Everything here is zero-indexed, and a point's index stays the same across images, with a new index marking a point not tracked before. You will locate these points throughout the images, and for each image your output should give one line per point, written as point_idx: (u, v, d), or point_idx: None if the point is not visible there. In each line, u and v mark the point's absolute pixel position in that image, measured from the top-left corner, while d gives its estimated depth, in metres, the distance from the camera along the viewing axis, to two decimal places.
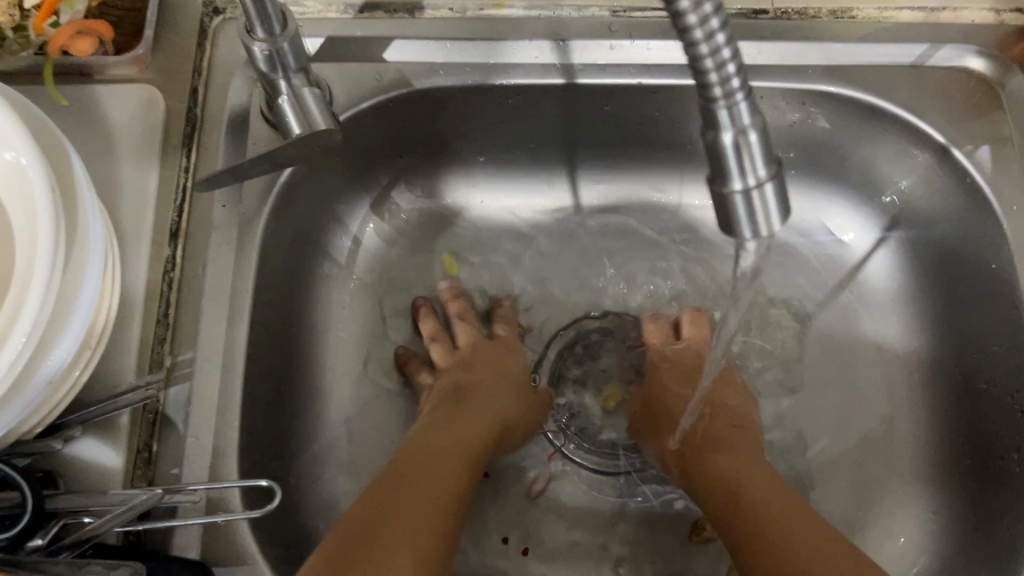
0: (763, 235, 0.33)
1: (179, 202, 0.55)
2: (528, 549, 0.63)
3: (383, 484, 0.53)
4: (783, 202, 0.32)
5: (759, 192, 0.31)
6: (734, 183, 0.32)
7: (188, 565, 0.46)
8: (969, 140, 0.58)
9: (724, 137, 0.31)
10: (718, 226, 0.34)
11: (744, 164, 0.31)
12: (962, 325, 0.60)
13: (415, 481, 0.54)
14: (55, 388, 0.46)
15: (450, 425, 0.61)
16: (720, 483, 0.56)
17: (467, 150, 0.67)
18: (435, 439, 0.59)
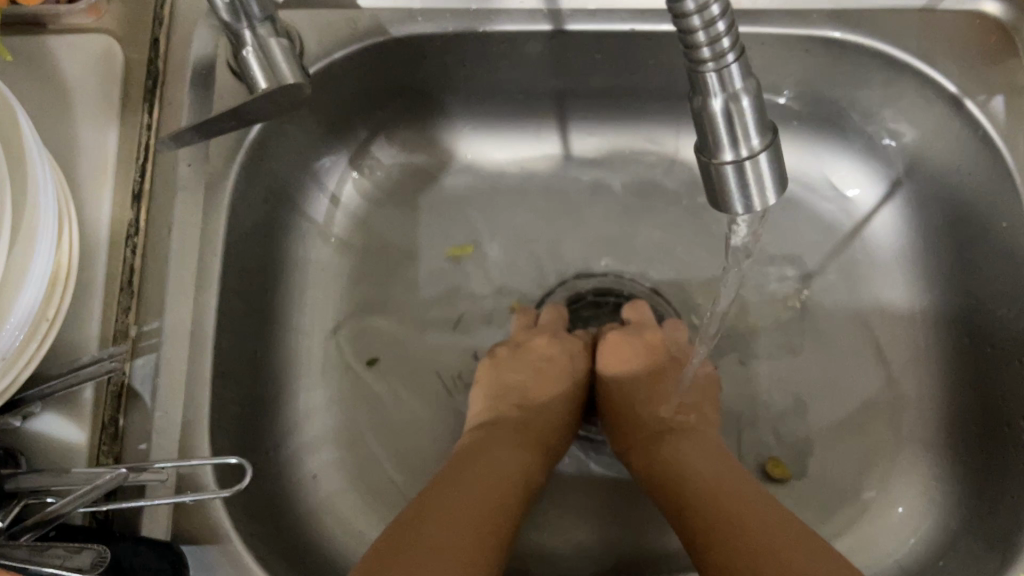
0: (756, 209, 0.30)
1: (141, 161, 0.52)
2: None
3: (423, 499, 0.48)
4: (781, 175, 0.29)
5: (751, 164, 0.29)
6: (724, 155, 0.29)
7: (155, 549, 0.44)
8: (981, 90, 0.54)
9: (713, 103, 0.28)
10: (708, 196, 0.31)
11: (735, 134, 0.28)
12: (970, 285, 0.57)
13: (466, 488, 0.49)
14: (13, 361, 0.44)
15: (510, 435, 0.57)
16: (677, 483, 0.52)
17: (451, 101, 0.64)
18: (486, 447, 0.55)
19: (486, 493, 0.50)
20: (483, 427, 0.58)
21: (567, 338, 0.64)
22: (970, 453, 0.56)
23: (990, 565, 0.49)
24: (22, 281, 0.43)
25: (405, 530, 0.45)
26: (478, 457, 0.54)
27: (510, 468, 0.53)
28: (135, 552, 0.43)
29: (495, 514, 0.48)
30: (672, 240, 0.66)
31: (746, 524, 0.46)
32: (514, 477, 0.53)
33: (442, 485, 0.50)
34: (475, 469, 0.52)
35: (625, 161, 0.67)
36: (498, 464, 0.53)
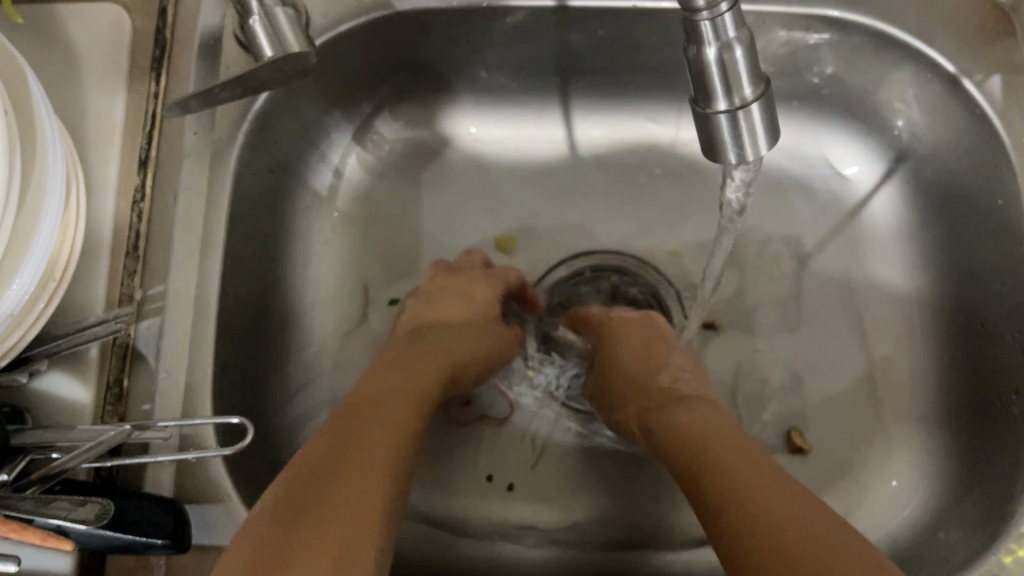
0: (750, 160, 0.31)
1: (148, 129, 0.53)
2: (513, 485, 0.61)
3: (324, 447, 0.46)
4: (772, 126, 0.30)
5: (744, 112, 0.29)
6: (719, 105, 0.29)
7: (157, 504, 0.45)
8: (980, 68, 0.55)
9: (708, 53, 0.29)
10: (700, 151, 0.32)
11: (730, 83, 0.29)
12: (966, 263, 0.58)
13: (366, 430, 0.47)
14: (19, 321, 0.45)
15: (407, 359, 0.56)
16: (698, 455, 0.49)
17: (454, 77, 0.64)
18: (392, 379, 0.52)
19: (385, 434, 0.47)
20: (384, 361, 0.56)
21: (471, 274, 0.63)
22: (963, 428, 0.57)
23: (981, 536, 0.50)
24: (28, 242, 0.44)
25: (306, 492, 0.42)
26: (380, 389, 0.51)
27: (412, 400, 0.51)
28: (139, 509, 0.44)
29: (396, 443, 0.47)
30: (671, 219, 0.67)
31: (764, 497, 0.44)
32: (414, 406, 0.51)
33: (347, 429, 0.47)
34: (380, 405, 0.49)
35: (626, 140, 0.68)
36: (396, 395, 0.51)
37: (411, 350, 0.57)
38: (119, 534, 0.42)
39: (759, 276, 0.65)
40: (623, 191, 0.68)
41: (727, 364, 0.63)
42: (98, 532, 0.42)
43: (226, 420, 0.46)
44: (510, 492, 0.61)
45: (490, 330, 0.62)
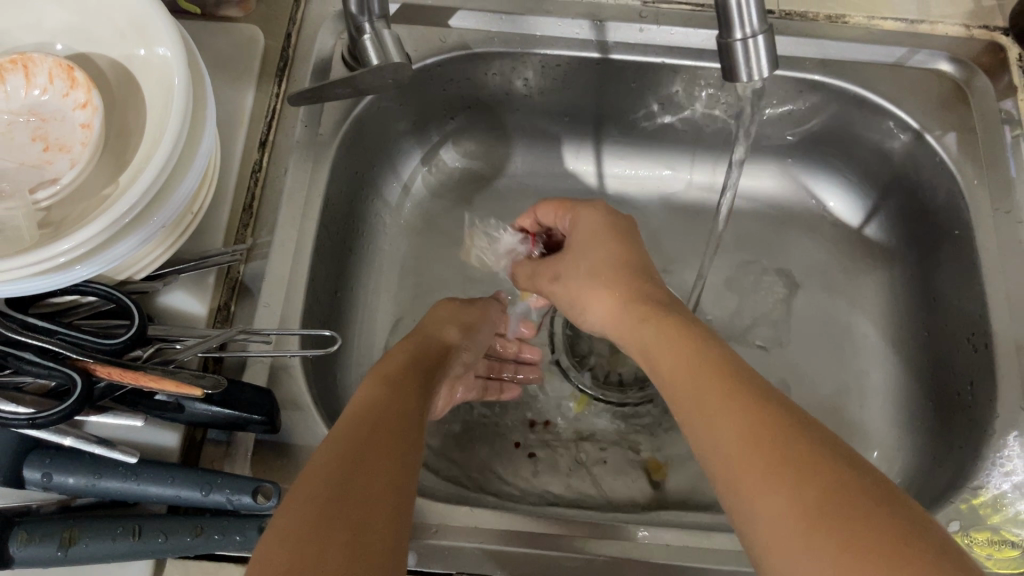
0: (756, 79, 0.42)
1: (269, 118, 0.66)
2: (534, 454, 0.70)
3: (341, 450, 0.45)
4: (772, 52, 0.42)
5: (753, 39, 0.41)
6: (735, 34, 0.41)
7: (256, 390, 0.54)
8: (938, 126, 0.68)
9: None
10: (722, 78, 0.44)
11: (745, 19, 0.41)
12: (932, 287, 0.69)
13: (382, 441, 0.46)
14: (163, 239, 0.56)
15: (406, 374, 0.55)
16: (693, 386, 0.46)
17: (510, 117, 0.78)
18: (397, 391, 0.52)
19: (398, 447, 0.47)
20: (382, 375, 0.54)
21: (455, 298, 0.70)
22: (928, 424, 0.66)
23: (940, 495, 0.59)
24: (183, 178, 0.55)
25: (337, 490, 0.41)
26: (380, 393, 0.52)
27: (416, 415, 0.51)
28: (242, 391, 0.53)
29: (401, 449, 0.47)
30: (682, 247, 0.79)
31: (740, 404, 0.43)
32: (413, 419, 0.50)
33: (363, 433, 0.46)
34: (376, 416, 0.49)
35: (648, 183, 0.81)
36: (392, 407, 0.50)
37: (411, 365, 0.57)
38: (224, 409, 0.52)
39: (756, 298, 0.76)
40: (643, 224, 0.80)
41: None
42: (209, 403, 0.52)
43: (320, 331, 0.56)
44: (531, 458, 0.69)
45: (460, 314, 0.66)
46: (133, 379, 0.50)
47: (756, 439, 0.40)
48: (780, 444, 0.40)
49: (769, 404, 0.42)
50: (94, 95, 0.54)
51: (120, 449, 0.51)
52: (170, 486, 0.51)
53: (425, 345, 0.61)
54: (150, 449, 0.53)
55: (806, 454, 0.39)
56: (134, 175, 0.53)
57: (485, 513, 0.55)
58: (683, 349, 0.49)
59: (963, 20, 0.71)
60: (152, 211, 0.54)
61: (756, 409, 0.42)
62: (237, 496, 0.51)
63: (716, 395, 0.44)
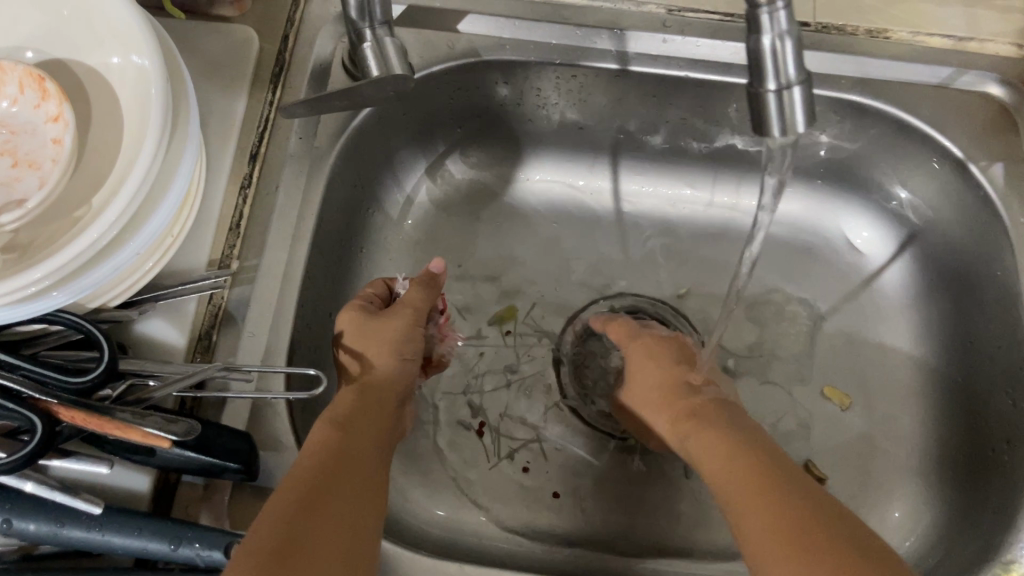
0: (788, 135, 0.38)
1: (261, 129, 0.61)
2: (559, 493, 0.66)
3: (306, 498, 0.46)
4: (809, 107, 0.38)
5: (789, 91, 0.37)
6: (770, 84, 0.37)
7: (234, 434, 0.50)
8: (984, 157, 0.62)
9: (764, 43, 0.36)
10: (750, 130, 0.39)
11: (779, 66, 0.37)
12: (966, 331, 0.64)
13: (329, 495, 0.47)
14: (136, 267, 0.52)
15: (373, 415, 0.57)
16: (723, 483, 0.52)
17: (522, 129, 0.73)
18: (352, 433, 0.53)
19: (348, 499, 0.48)
20: (346, 410, 0.55)
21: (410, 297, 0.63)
22: (958, 479, 0.62)
23: (968, 566, 0.54)
24: (160, 200, 0.51)
25: (286, 552, 0.42)
26: (353, 437, 0.53)
27: (368, 464, 0.52)
28: (220, 435, 0.49)
29: (362, 513, 0.49)
30: (698, 273, 0.74)
31: (782, 494, 0.48)
32: (377, 479, 0.52)
33: (314, 483, 0.48)
34: (345, 467, 0.50)
35: (667, 201, 0.76)
36: (360, 459, 0.52)
37: (377, 406, 0.58)
38: (199, 454, 0.48)
39: (777, 330, 0.72)
40: (660, 247, 0.75)
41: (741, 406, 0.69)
42: (182, 446, 0.48)
43: (303, 369, 0.51)
44: (557, 498, 0.66)
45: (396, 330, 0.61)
46: (97, 425, 0.46)
47: (787, 533, 0.45)
48: (806, 536, 0.45)
49: (804, 492, 0.48)
50: (66, 109, 0.50)
51: (84, 497, 0.47)
52: (137, 538, 0.47)
53: (380, 384, 0.59)
54: (119, 492, 0.49)
55: (828, 543, 0.44)
56: (107, 197, 0.49)
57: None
58: (720, 444, 0.54)
59: (1015, 39, 0.65)
60: (125, 237, 0.50)
61: (785, 504, 0.47)
62: (208, 551, 0.47)
63: (748, 493, 0.49)
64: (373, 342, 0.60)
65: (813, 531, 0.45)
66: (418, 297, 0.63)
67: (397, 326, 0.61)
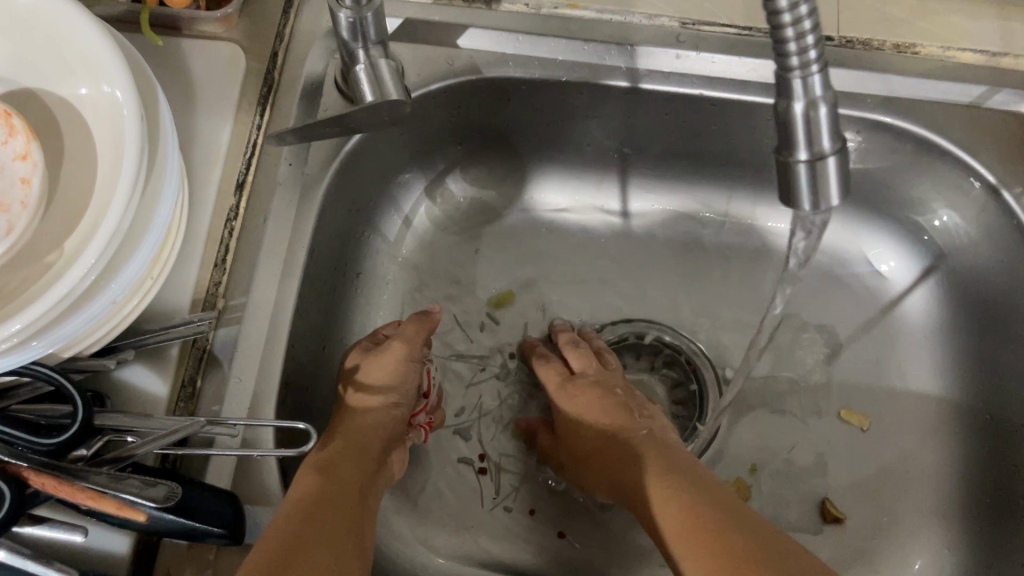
0: (822, 204, 0.38)
1: (248, 156, 0.57)
2: (564, 532, 0.64)
3: (286, 547, 0.45)
4: (844, 175, 0.38)
5: (821, 162, 0.37)
6: (798, 156, 0.38)
7: (219, 495, 0.47)
8: (1019, 183, 0.58)
9: (796, 107, 0.36)
10: (780, 200, 0.40)
11: (812, 138, 0.37)
12: (995, 366, 0.61)
13: (312, 543, 0.46)
14: (113, 313, 0.48)
15: (358, 453, 0.55)
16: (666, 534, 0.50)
17: (526, 147, 0.70)
18: (331, 476, 0.51)
19: (329, 544, 0.47)
20: (330, 452, 0.54)
21: (406, 330, 0.63)
22: (985, 523, 0.59)
23: None
24: (140, 239, 0.47)
25: None
26: (337, 480, 0.51)
27: (351, 506, 0.50)
28: (202, 498, 0.46)
29: (347, 558, 0.47)
30: (710, 297, 0.71)
31: (722, 536, 0.47)
32: (363, 519, 0.51)
33: (295, 531, 0.46)
34: (329, 510, 0.49)
35: (678, 220, 0.73)
36: (343, 500, 0.50)
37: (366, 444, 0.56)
38: (181, 519, 0.45)
39: (793, 359, 0.68)
40: (670, 269, 0.72)
41: (755, 439, 0.66)
42: (163, 511, 0.44)
43: (295, 424, 0.48)
44: (560, 538, 0.64)
45: (390, 363, 0.61)
46: (69, 493, 0.43)
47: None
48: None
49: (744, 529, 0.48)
50: (35, 148, 0.47)
51: (57, 567, 0.43)
52: None
53: (371, 422, 0.58)
54: (95, 557, 0.46)
55: None
56: (79, 245, 0.45)
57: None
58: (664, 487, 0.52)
59: None
60: (102, 282, 0.46)
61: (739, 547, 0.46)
62: None
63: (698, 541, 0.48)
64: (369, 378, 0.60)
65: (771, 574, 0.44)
66: (416, 336, 0.63)
67: (389, 358, 0.61)
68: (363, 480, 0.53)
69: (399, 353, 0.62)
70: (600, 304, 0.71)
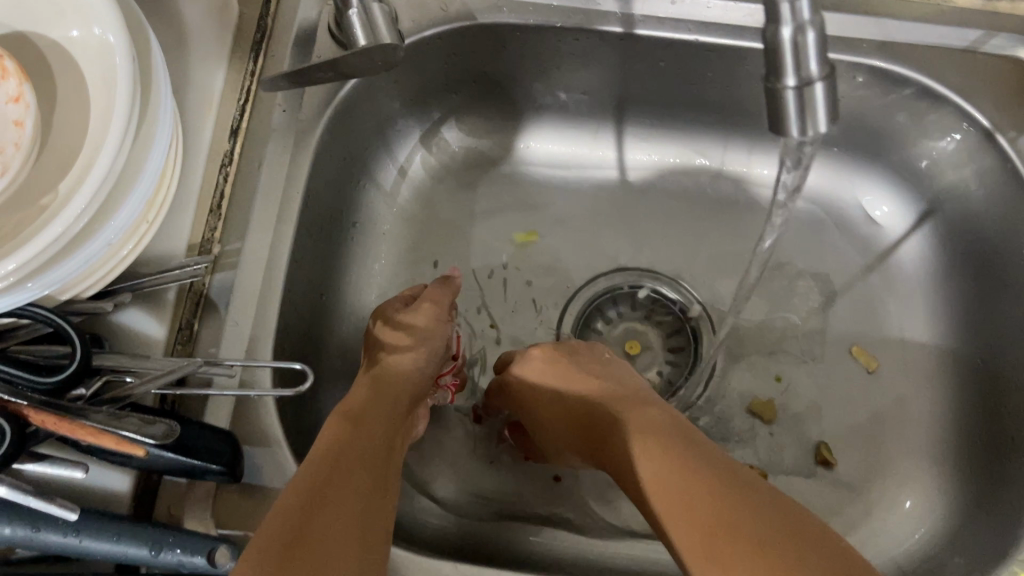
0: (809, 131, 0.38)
1: (242, 101, 0.58)
2: (562, 476, 0.66)
3: (314, 490, 0.44)
4: (831, 101, 0.37)
5: (809, 88, 0.37)
6: (786, 80, 0.37)
7: (216, 434, 0.48)
8: (1014, 127, 0.58)
9: (784, 32, 0.36)
10: (768, 126, 0.40)
11: (799, 63, 0.36)
12: (988, 311, 0.61)
13: (342, 487, 0.45)
14: (109, 256, 0.48)
15: (384, 406, 0.55)
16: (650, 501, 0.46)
17: (521, 96, 0.70)
18: (360, 423, 0.52)
19: (361, 490, 0.46)
20: (356, 404, 0.54)
21: (435, 294, 0.62)
22: (973, 466, 0.59)
23: (983, 563, 0.52)
24: (136, 180, 0.47)
25: (295, 545, 0.40)
26: (365, 429, 0.51)
27: (379, 454, 0.50)
28: (200, 437, 0.47)
29: (378, 504, 0.47)
30: (704, 247, 0.71)
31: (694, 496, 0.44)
32: (390, 468, 0.51)
33: (321, 481, 0.45)
34: (358, 458, 0.48)
35: (673, 170, 0.73)
36: (371, 449, 0.50)
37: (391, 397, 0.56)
38: (180, 457, 0.46)
39: (786, 307, 0.69)
40: (665, 219, 0.72)
41: (748, 386, 0.67)
42: (161, 449, 0.45)
43: (290, 364, 0.49)
44: (559, 482, 0.66)
45: (419, 323, 0.61)
46: (69, 431, 0.43)
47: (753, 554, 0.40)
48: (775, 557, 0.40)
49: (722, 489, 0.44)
50: (26, 89, 0.46)
51: (59, 502, 0.43)
52: (117, 543, 0.45)
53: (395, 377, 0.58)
54: (96, 494, 0.47)
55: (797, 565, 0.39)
56: (74, 185, 0.45)
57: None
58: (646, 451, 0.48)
59: None
60: (97, 223, 0.46)
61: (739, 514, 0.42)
62: (190, 557, 0.46)
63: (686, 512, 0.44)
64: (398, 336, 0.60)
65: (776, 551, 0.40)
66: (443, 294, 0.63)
67: (419, 319, 0.61)
68: (391, 429, 0.54)
69: (428, 314, 0.61)
70: (596, 254, 0.71)
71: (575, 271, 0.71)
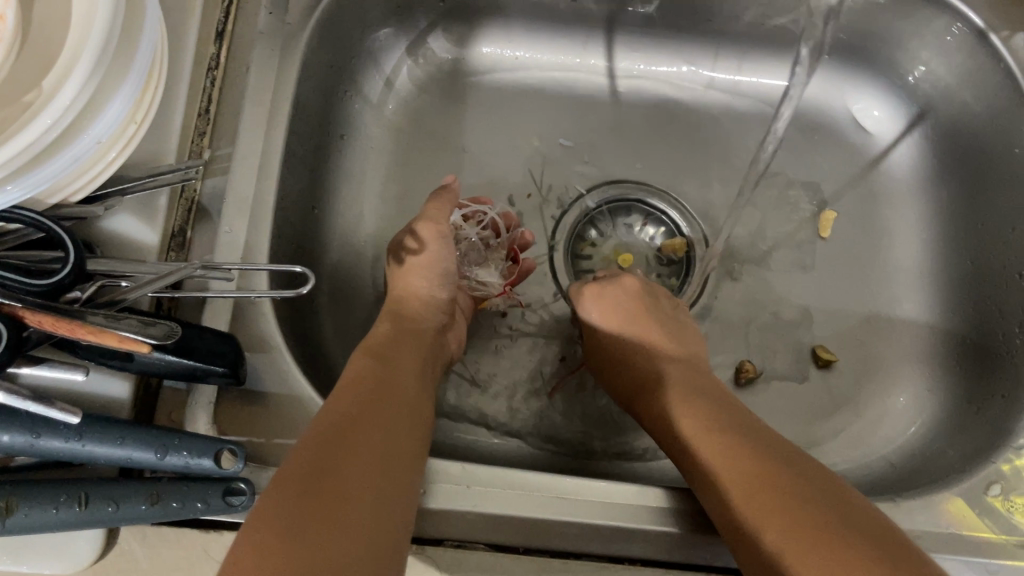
0: None
1: (226, 4, 0.58)
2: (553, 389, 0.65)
3: (340, 421, 0.45)
4: None
5: None
6: None
7: (217, 334, 0.47)
8: (1007, 26, 0.58)
9: None
10: None
11: None
12: (982, 213, 0.62)
13: (369, 422, 0.46)
14: (95, 158, 0.45)
15: (410, 341, 0.55)
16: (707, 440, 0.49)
17: (507, 2, 0.68)
18: (387, 363, 0.51)
19: (389, 424, 0.46)
20: (380, 336, 0.54)
21: (433, 216, 0.59)
22: (965, 364, 0.61)
23: (978, 452, 0.54)
24: (121, 81, 0.44)
25: (317, 474, 0.41)
26: (393, 364, 0.51)
27: (409, 388, 0.50)
28: (201, 338, 0.46)
29: (409, 437, 0.47)
30: (696, 158, 0.71)
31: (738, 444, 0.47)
32: (421, 401, 0.50)
33: (350, 414, 0.45)
34: (384, 395, 0.48)
35: (664, 80, 0.72)
36: (398, 384, 0.50)
37: (422, 332, 0.56)
38: (181, 359, 0.45)
39: (779, 216, 0.69)
40: (657, 131, 0.71)
41: (742, 295, 0.67)
42: (162, 351, 0.45)
43: (288, 267, 0.47)
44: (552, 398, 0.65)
45: (434, 259, 0.59)
46: (68, 330, 0.42)
47: (771, 489, 0.43)
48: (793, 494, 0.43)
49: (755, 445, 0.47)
50: None
51: (60, 406, 0.42)
52: (120, 447, 0.44)
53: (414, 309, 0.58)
54: (96, 400, 0.46)
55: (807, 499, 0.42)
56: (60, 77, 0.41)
57: (483, 494, 0.48)
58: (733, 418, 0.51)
59: None
60: (84, 121, 0.42)
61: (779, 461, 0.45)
62: (198, 459, 0.45)
63: (764, 452, 0.46)
64: (420, 269, 0.59)
65: (799, 491, 0.43)
66: (440, 214, 0.59)
67: (428, 249, 0.59)
68: (420, 361, 0.54)
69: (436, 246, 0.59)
70: (590, 167, 0.70)
71: (569, 183, 0.70)
